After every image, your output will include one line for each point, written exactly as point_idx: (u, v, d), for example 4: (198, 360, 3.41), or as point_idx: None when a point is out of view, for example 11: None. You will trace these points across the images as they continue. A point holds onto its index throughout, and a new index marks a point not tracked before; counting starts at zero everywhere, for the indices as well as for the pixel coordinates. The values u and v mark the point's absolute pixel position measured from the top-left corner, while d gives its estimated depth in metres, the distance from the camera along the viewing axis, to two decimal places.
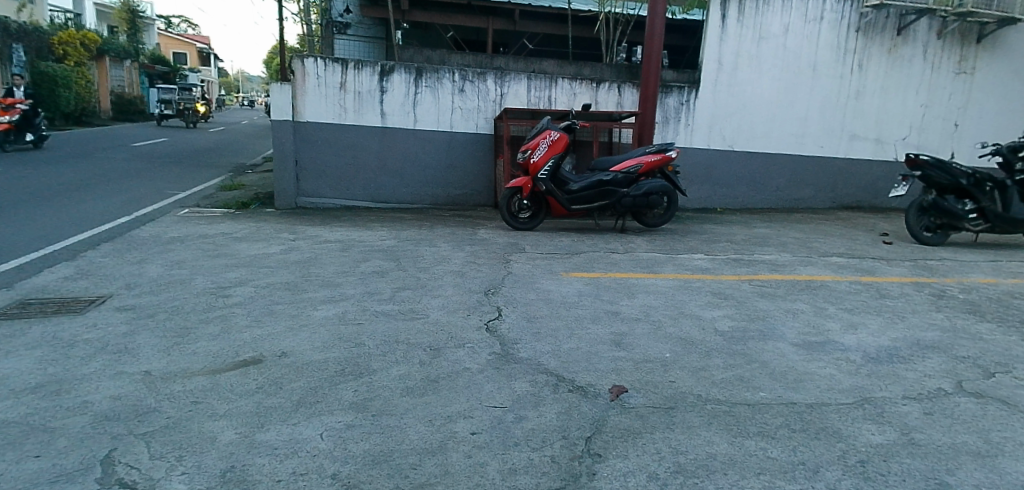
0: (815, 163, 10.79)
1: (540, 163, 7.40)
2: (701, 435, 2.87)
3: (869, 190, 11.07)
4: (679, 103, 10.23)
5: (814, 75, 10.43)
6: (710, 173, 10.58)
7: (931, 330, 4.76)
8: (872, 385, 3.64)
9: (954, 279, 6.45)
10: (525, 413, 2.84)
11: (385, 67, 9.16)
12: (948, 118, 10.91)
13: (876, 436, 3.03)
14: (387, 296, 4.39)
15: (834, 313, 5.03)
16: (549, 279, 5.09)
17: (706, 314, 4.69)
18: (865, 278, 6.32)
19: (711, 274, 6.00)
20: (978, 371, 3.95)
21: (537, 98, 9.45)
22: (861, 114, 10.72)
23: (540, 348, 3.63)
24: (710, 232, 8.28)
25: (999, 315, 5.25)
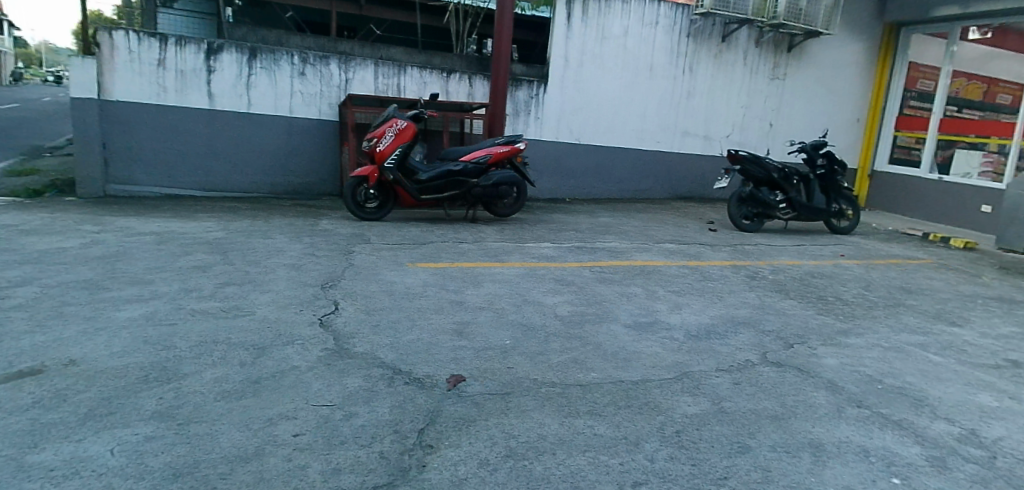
0: (653, 157, 11.54)
1: (387, 152, 7.23)
2: (534, 418, 2.95)
3: (700, 182, 12.03)
4: (528, 97, 10.44)
5: (651, 75, 11.13)
6: (559, 164, 10.92)
7: (745, 307, 5.27)
8: (691, 360, 3.94)
9: (766, 262, 7.20)
10: (355, 409, 2.74)
11: (212, 45, 8.46)
12: (765, 119, 12.15)
13: (691, 407, 3.29)
14: (208, 293, 4.03)
15: (663, 295, 5.40)
16: (393, 270, 4.97)
17: (547, 300, 4.82)
18: (692, 262, 6.86)
19: (555, 261, 6.19)
20: (781, 343, 4.42)
21: (385, 85, 9.20)
22: (692, 113, 11.62)
23: (377, 341, 3.51)
24: (557, 221, 8.56)
25: (800, 292, 5.93)
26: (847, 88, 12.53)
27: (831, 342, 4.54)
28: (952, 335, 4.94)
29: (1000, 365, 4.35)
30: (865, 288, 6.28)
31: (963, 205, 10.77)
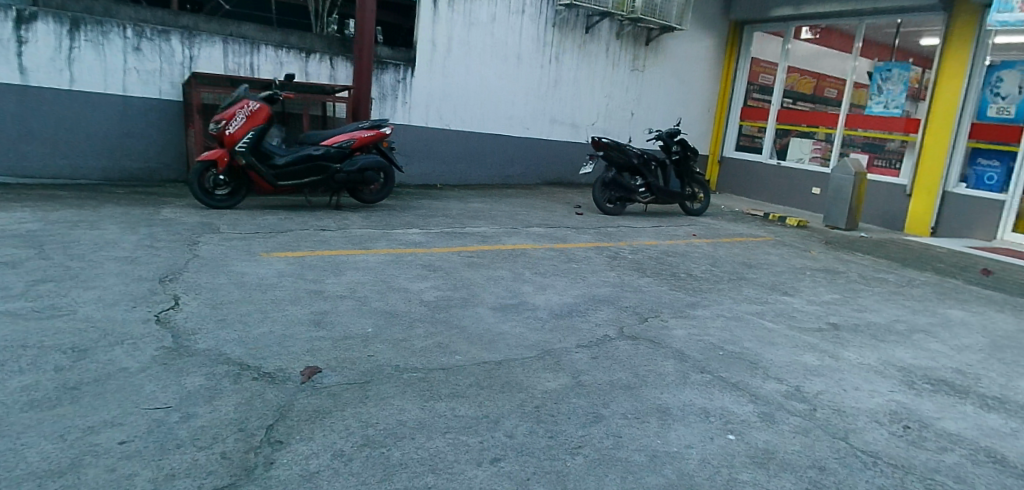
0: (522, 143, 11.70)
1: (238, 135, 6.78)
2: (394, 404, 2.89)
3: (567, 168, 12.38)
4: (395, 81, 10.17)
5: (518, 63, 11.26)
6: (428, 150, 10.75)
7: (605, 286, 5.50)
8: (553, 338, 4.05)
9: (626, 243, 7.55)
10: (194, 409, 2.56)
11: (22, 13, 7.45)
12: (626, 108, 12.73)
13: (550, 383, 3.38)
14: (17, 292, 3.55)
15: (529, 277, 5.51)
16: (245, 261, 4.67)
17: (413, 286, 4.74)
18: (558, 244, 7.05)
19: (422, 247, 6.12)
20: (636, 317, 4.67)
21: (236, 64, 8.62)
22: (559, 101, 11.92)
23: (223, 336, 3.28)
24: (426, 207, 8.46)
25: (656, 270, 6.29)
26: (699, 80, 13.41)
27: (681, 315, 4.86)
28: (784, 304, 5.46)
29: (822, 328, 4.88)
30: (713, 264, 6.79)
31: (796, 187, 11.99)
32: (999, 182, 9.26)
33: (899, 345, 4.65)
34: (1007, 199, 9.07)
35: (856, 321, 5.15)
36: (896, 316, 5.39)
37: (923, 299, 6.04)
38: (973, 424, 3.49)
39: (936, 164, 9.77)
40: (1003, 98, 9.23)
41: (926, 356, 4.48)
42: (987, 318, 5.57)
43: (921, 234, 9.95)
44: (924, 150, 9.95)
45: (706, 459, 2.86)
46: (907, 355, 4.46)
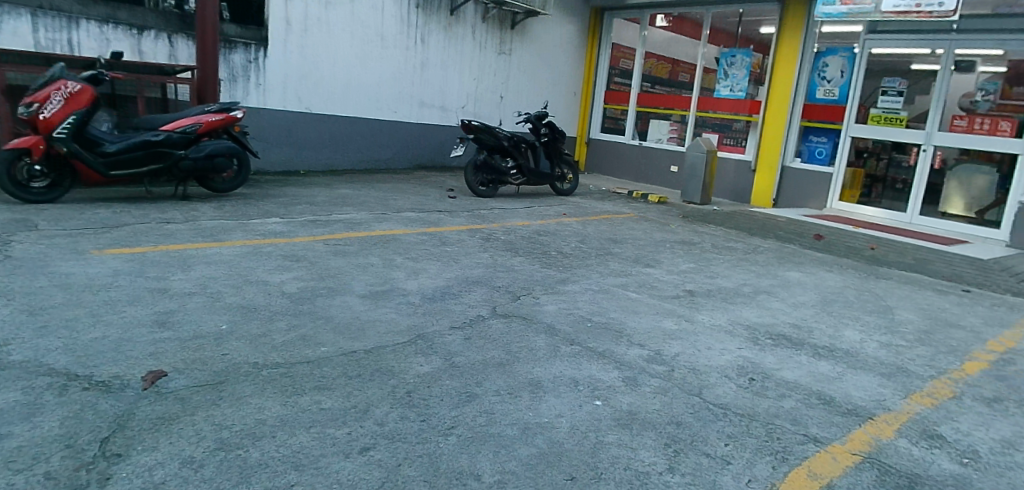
0: (390, 127, 11.42)
1: (56, 119, 6.05)
2: (252, 403, 2.72)
3: (437, 152, 12.26)
4: (245, 61, 9.49)
5: (381, 44, 10.94)
6: (289, 134, 10.19)
7: (477, 267, 5.51)
8: (425, 322, 3.99)
9: (498, 224, 7.61)
10: (8, 430, 2.28)
11: None
12: (495, 91, 12.79)
13: (423, 367, 3.33)
14: None
15: (400, 262, 5.39)
16: (74, 261, 4.19)
17: (273, 278, 4.48)
18: (430, 228, 6.97)
19: (283, 237, 5.79)
20: (509, 296, 4.72)
21: (51, 41, 7.66)
22: (427, 84, 11.75)
23: (44, 346, 2.92)
24: (288, 194, 8.03)
25: (527, 249, 6.39)
26: (564, 64, 13.74)
27: (552, 291, 4.97)
28: (647, 275, 5.75)
29: (679, 295, 5.20)
30: (581, 241, 7.01)
31: (657, 166, 12.69)
32: (827, 156, 10.33)
33: (746, 306, 5.06)
34: (833, 173, 10.16)
35: (709, 286, 5.55)
36: (743, 280, 5.86)
37: (767, 264, 6.62)
38: (807, 372, 3.88)
39: (775, 142, 10.74)
40: (829, 82, 10.26)
41: (769, 314, 4.93)
42: (818, 278, 6.21)
43: (765, 205, 10.93)
44: (765, 129, 10.87)
45: (575, 426, 2.96)
46: (752, 314, 4.87)
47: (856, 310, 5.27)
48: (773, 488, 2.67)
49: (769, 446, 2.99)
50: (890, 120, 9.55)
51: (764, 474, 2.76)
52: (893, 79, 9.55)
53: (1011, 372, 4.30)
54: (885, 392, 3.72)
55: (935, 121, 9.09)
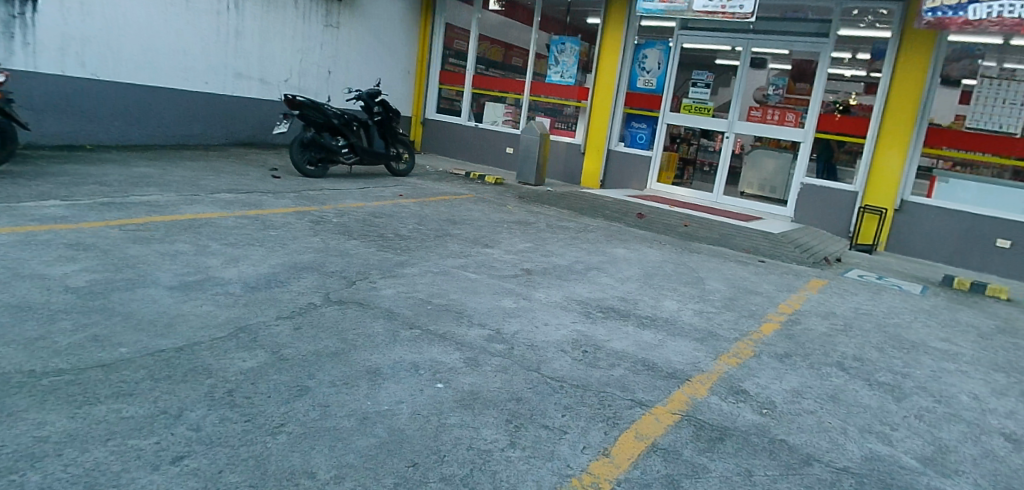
0: (200, 100, 10.39)
1: None
2: (29, 420, 2.32)
3: (258, 128, 11.40)
4: (8, 16, 8.09)
5: (188, 8, 9.87)
6: (76, 105, 8.91)
7: (307, 252, 5.18)
8: (248, 313, 3.67)
9: (329, 206, 7.23)
10: None
11: None
12: (322, 65, 12.12)
13: (246, 362, 3.05)
14: None
15: (216, 249, 4.91)
16: None
17: (53, 271, 3.85)
18: (251, 211, 6.43)
19: (68, 222, 5.02)
20: (343, 282, 4.49)
21: None
22: (243, 54, 10.84)
23: None
24: (76, 174, 6.99)
25: (362, 232, 6.14)
26: (396, 41, 13.38)
27: (389, 275, 4.81)
28: (485, 255, 5.79)
29: (517, 274, 5.29)
30: (418, 223, 6.88)
31: (493, 148, 12.87)
32: (647, 141, 11.09)
33: (579, 282, 5.28)
34: (652, 156, 10.94)
35: (545, 264, 5.72)
36: (576, 258, 6.11)
37: (597, 241, 6.96)
38: (633, 341, 4.14)
39: (601, 127, 11.35)
40: (647, 72, 11.00)
41: (599, 289, 5.18)
42: (642, 254, 6.66)
43: (593, 186, 11.58)
44: (592, 114, 11.49)
45: (416, 411, 2.88)
46: (584, 290, 5.09)
47: (674, 283, 5.72)
48: (605, 452, 2.81)
49: (601, 414, 3.13)
50: (700, 110, 10.48)
51: (597, 441, 2.88)
52: (702, 72, 10.47)
53: (798, 331, 4.94)
54: (699, 355, 4.08)
55: (736, 111, 10.14)
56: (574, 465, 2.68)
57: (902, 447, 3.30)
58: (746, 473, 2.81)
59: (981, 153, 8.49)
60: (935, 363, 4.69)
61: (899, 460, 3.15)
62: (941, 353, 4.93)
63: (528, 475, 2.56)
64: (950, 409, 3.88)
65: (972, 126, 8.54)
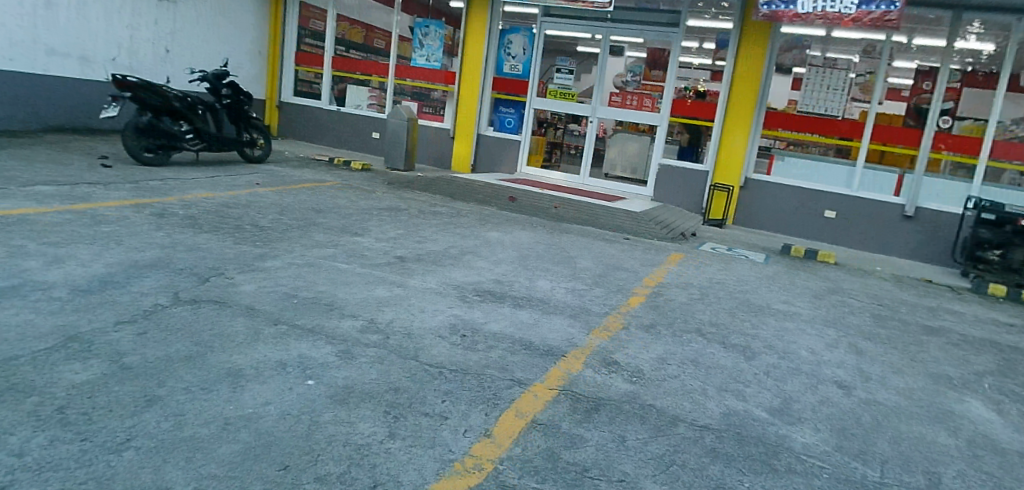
0: (7, 80, 9.13)
1: None
2: None
3: (82, 111, 10.24)
4: None
5: None
6: None
7: (150, 248, 4.72)
8: (79, 320, 3.27)
9: (173, 197, 6.64)
10: None
11: None
12: (158, 43, 11.05)
13: (80, 374, 2.72)
14: None
15: (36, 249, 4.33)
16: None
17: None
18: (79, 205, 5.75)
19: None
20: (194, 279, 4.14)
21: None
22: (58, 28, 9.63)
23: None
24: None
25: (215, 225, 5.70)
26: (245, 19, 12.53)
27: (248, 269, 4.51)
28: (353, 244, 5.59)
29: (389, 261, 5.16)
30: (280, 212, 6.50)
31: (360, 133, 12.46)
32: (515, 125, 11.28)
33: (453, 267, 5.25)
34: (521, 140, 11.10)
35: (417, 250, 5.62)
36: (449, 243, 6.07)
37: (469, 225, 6.96)
38: (510, 322, 4.18)
39: (470, 112, 11.34)
40: (514, 58, 11.14)
41: (474, 273, 5.18)
42: (514, 236, 6.74)
43: (464, 170, 11.56)
44: (460, 100, 11.45)
45: (286, 411, 2.72)
46: (459, 275, 5.06)
47: (547, 263, 5.85)
48: (487, 433, 2.81)
49: (481, 396, 3.13)
50: (564, 95, 10.76)
51: (479, 423, 2.88)
52: (565, 59, 10.72)
53: (661, 302, 5.24)
54: (573, 331, 4.20)
55: (598, 97, 10.54)
56: (457, 448, 2.66)
57: (754, 401, 3.60)
58: (620, 440, 2.93)
59: (810, 134, 9.48)
60: (778, 324, 5.17)
61: (753, 414, 3.43)
62: (782, 314, 5.45)
63: (409, 464, 2.50)
64: (792, 363, 4.29)
65: (803, 109, 9.49)
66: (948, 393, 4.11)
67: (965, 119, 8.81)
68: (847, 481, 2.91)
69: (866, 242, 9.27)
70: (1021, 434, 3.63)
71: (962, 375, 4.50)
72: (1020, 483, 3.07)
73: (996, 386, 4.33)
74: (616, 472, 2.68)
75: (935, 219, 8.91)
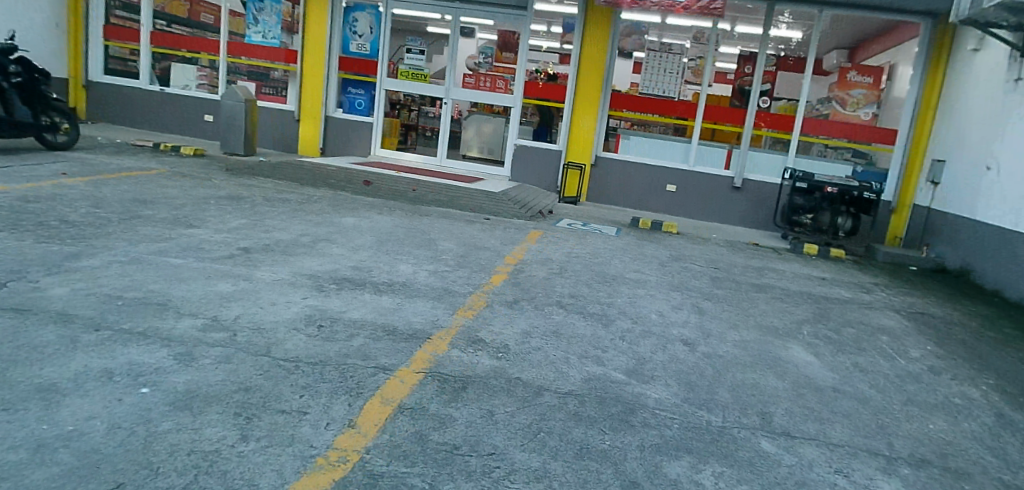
0: None
1: None
2: None
3: None
4: None
5: None
6: None
7: None
8: None
9: None
10: None
11: None
12: None
13: None
14: None
15: None
16: None
17: None
18: None
19: None
20: None
21: None
22: None
23: None
24: None
25: (13, 223, 4.95)
26: None
27: (59, 271, 3.97)
28: (189, 237, 5.11)
29: (233, 254, 4.79)
30: (96, 206, 5.79)
31: (193, 118, 11.47)
32: (366, 107, 10.89)
33: (306, 256, 4.98)
34: (373, 122, 10.79)
35: (265, 241, 5.27)
36: (301, 231, 5.74)
37: (321, 212, 6.65)
38: (370, 308, 4.04)
39: (316, 93, 10.80)
40: (360, 36, 10.75)
41: (329, 261, 4.95)
42: (372, 221, 6.53)
43: (312, 154, 10.99)
44: (304, 81, 10.82)
45: (115, 424, 2.43)
46: (313, 264, 4.80)
47: (406, 246, 5.73)
48: (351, 424, 2.68)
49: (343, 386, 2.98)
50: (417, 76, 10.59)
51: (342, 414, 2.74)
52: (415, 39, 10.52)
53: (522, 278, 5.33)
54: (437, 313, 4.15)
55: (451, 78, 10.45)
56: (319, 443, 2.52)
57: (612, 365, 3.77)
58: (489, 414, 2.94)
59: (651, 114, 10.10)
60: (631, 291, 5.47)
61: (610, 376, 3.60)
62: (634, 282, 5.77)
63: (267, 465, 2.34)
64: (644, 327, 4.56)
65: (644, 91, 10.08)
66: (776, 342, 4.58)
67: (781, 99, 9.81)
68: (696, 429, 3.14)
69: (703, 212, 10.08)
70: (834, 372, 4.13)
71: (786, 324, 5.04)
72: (835, 414, 3.50)
73: (814, 333, 4.90)
74: (486, 446, 2.69)
75: (760, 189, 9.86)
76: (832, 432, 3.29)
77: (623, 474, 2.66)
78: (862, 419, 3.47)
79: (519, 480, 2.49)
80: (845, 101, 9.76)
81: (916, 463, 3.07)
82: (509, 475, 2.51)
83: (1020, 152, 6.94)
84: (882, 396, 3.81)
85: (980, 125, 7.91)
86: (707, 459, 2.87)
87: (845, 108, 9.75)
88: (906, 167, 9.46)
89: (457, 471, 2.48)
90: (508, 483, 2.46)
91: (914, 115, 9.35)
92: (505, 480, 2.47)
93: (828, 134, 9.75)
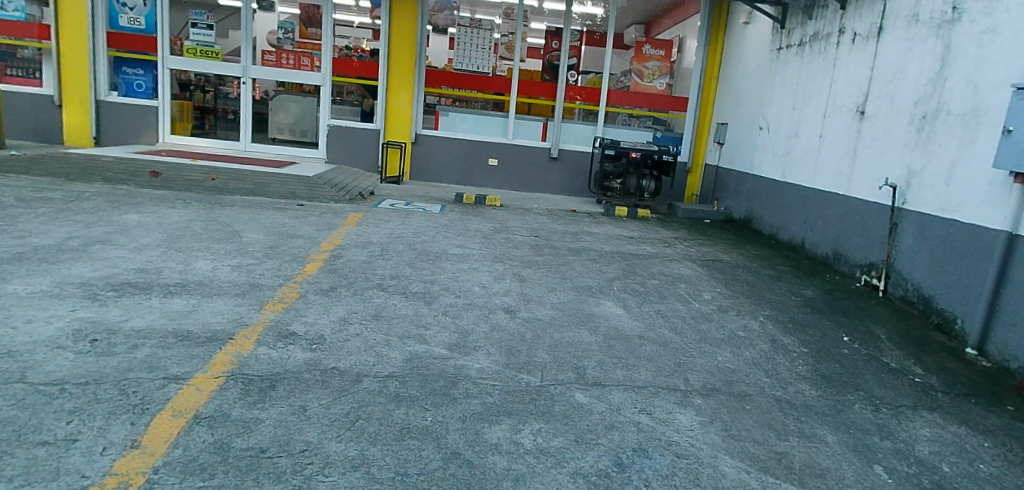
0: None
1: None
2: None
3: None
4: None
5: None
6: None
7: None
8: None
9: None
10: None
11: None
12: None
13: None
14: None
15: None
16: None
17: None
18: None
19: None
20: None
21: None
22: None
23: None
24: None
25: None
26: None
27: None
28: None
29: None
30: None
31: None
32: (149, 89, 9.74)
33: (73, 262, 4.33)
34: (158, 105, 9.68)
35: (18, 249, 4.49)
36: (67, 234, 4.98)
37: (96, 210, 5.83)
38: (158, 314, 3.61)
39: (81, 74, 9.44)
40: (130, 10, 9.52)
41: (106, 266, 4.34)
42: (160, 216, 5.86)
43: (85, 144, 9.65)
44: (64, 59, 9.39)
45: None
46: (85, 270, 4.19)
47: (203, 242, 5.21)
48: (133, 444, 2.38)
49: (124, 404, 2.63)
50: (207, 54, 9.66)
51: (122, 436, 2.42)
52: (200, 12, 9.59)
53: (339, 264, 5.10)
54: (240, 310, 3.83)
55: (248, 56, 9.65)
56: (92, 471, 2.21)
57: (434, 341, 3.74)
58: (301, 411, 2.76)
59: (469, 90, 10.17)
60: (453, 266, 5.47)
61: (433, 353, 3.57)
62: (456, 257, 5.78)
63: None
64: (466, 300, 4.58)
65: (458, 68, 10.11)
66: (590, 300, 4.85)
67: (588, 73, 10.31)
68: (516, 392, 3.21)
69: (523, 183, 10.39)
70: (640, 321, 4.47)
71: (599, 283, 5.35)
72: (640, 359, 3.78)
73: (623, 288, 5.26)
74: (297, 444, 2.52)
75: (574, 158, 10.37)
76: (637, 376, 3.55)
77: (443, 448, 2.64)
78: (662, 361, 3.79)
79: (335, 473, 2.38)
80: (642, 73, 10.43)
81: (707, 392, 3.42)
82: (323, 470, 2.38)
83: (785, 110, 7.92)
84: (680, 338, 4.19)
85: (752, 90, 8.93)
86: (525, 419, 2.96)
87: (642, 80, 10.43)
88: (696, 131, 10.46)
89: (264, 476, 2.31)
90: (322, 478, 2.34)
91: (701, 83, 10.33)
92: (318, 476, 2.34)
93: (632, 104, 10.46)
